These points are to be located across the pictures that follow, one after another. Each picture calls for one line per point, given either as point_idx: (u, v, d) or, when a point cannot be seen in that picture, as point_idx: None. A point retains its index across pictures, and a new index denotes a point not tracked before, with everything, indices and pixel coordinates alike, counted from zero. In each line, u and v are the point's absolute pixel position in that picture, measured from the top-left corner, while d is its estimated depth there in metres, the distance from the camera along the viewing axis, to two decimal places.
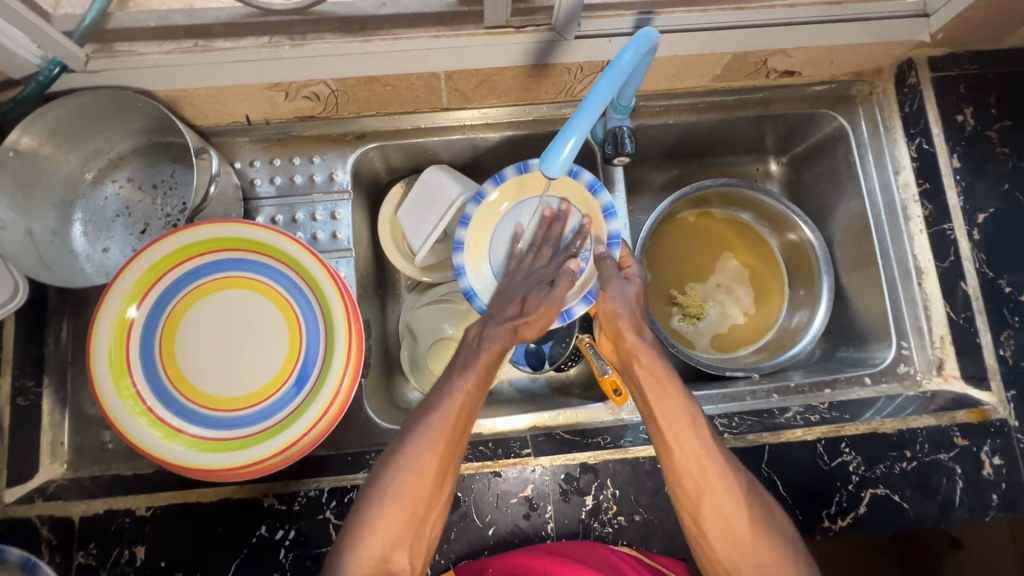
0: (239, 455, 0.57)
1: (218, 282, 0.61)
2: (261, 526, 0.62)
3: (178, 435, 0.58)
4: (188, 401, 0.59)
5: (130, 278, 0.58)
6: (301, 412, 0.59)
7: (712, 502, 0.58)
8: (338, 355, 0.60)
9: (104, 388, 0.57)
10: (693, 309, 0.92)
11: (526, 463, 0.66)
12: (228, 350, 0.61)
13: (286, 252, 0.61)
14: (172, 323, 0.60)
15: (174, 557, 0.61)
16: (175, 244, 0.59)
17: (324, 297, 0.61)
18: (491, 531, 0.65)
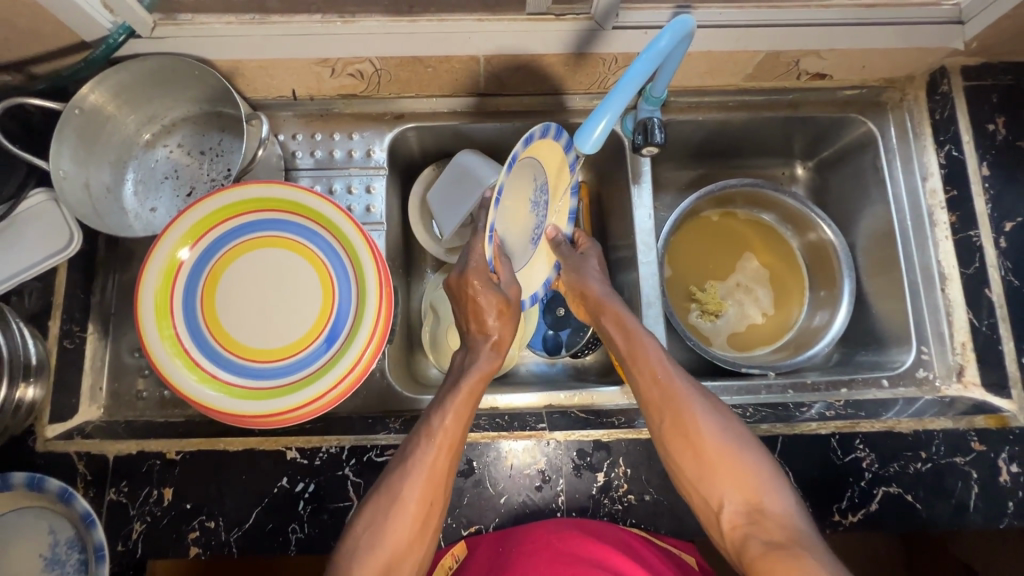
0: (270, 403, 0.60)
1: (259, 240, 0.64)
2: (283, 478, 0.64)
3: (212, 380, 0.60)
4: (223, 349, 0.62)
5: (180, 227, 0.61)
6: (329, 368, 0.61)
7: (682, 413, 0.62)
8: (368, 317, 0.62)
9: (147, 327, 0.60)
10: (712, 306, 0.93)
11: (540, 436, 0.67)
12: (265, 307, 0.64)
13: (325, 215, 0.64)
14: (214, 274, 0.63)
15: (199, 500, 0.63)
16: (224, 200, 0.62)
17: (359, 261, 0.64)
18: (503, 500, 0.66)
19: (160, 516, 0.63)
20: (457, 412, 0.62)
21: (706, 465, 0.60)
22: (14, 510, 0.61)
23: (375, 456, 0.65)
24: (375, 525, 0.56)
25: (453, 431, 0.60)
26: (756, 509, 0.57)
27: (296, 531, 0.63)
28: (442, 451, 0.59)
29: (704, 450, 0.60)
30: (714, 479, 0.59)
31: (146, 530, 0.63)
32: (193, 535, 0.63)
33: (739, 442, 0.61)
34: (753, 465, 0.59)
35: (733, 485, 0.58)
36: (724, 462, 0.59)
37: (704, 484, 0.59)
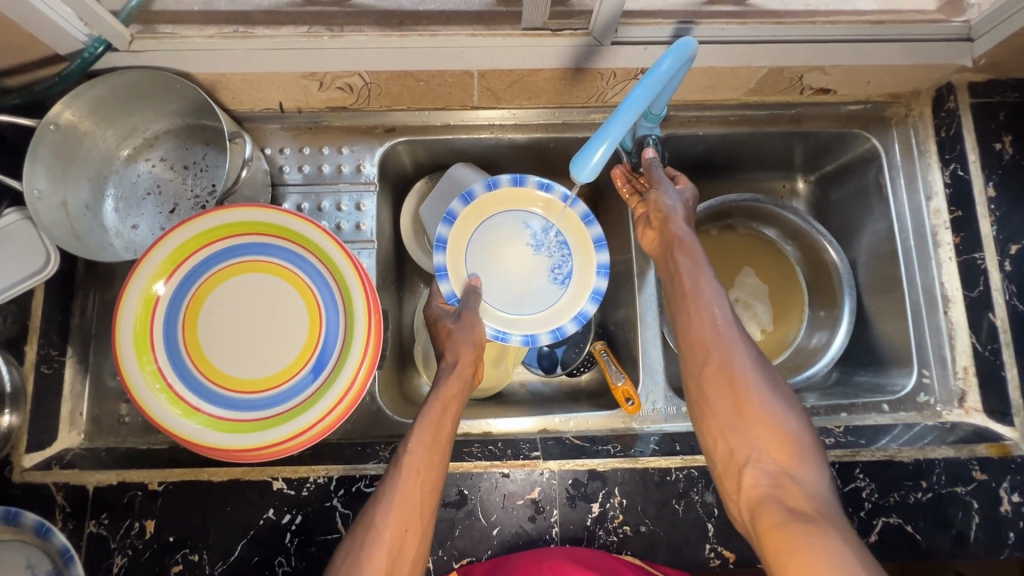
0: (256, 437, 0.57)
1: (243, 265, 0.62)
2: (269, 509, 0.63)
3: (196, 414, 0.58)
4: (208, 380, 0.60)
5: (159, 254, 0.59)
6: (317, 398, 0.59)
7: (727, 360, 0.61)
8: (356, 345, 0.60)
9: (127, 360, 0.57)
10: None
11: (534, 465, 0.66)
12: (250, 334, 0.62)
13: (310, 238, 0.61)
14: (197, 301, 0.61)
15: (182, 533, 0.62)
16: (205, 225, 0.60)
17: (347, 287, 0.61)
18: (496, 531, 0.64)
19: (142, 549, 0.61)
20: (421, 438, 0.60)
21: (741, 418, 0.59)
22: None
23: (364, 487, 0.64)
24: (354, 556, 0.54)
25: (420, 455, 0.59)
26: (785, 474, 0.55)
27: (283, 564, 0.62)
28: (411, 477, 0.57)
29: (743, 404, 0.59)
30: (744, 436, 0.58)
31: (127, 563, 0.61)
32: (176, 569, 0.61)
33: (787, 405, 0.59)
34: (791, 431, 0.57)
35: (762, 448, 0.57)
36: (762, 418, 0.58)
37: (734, 437, 0.58)
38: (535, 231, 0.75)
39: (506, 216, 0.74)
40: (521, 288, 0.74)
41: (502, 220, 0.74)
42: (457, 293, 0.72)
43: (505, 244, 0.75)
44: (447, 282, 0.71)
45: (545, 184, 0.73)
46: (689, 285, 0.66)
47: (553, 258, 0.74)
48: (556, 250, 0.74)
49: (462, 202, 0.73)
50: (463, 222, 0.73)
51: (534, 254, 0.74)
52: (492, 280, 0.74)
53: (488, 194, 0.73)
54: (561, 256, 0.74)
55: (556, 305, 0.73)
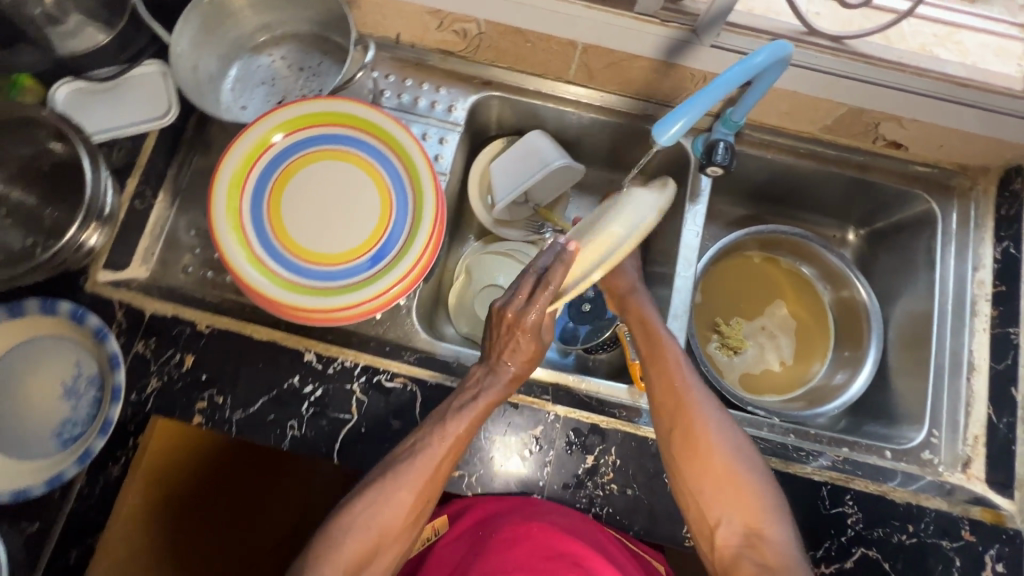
0: (301, 299, 0.64)
1: (341, 153, 0.69)
2: (295, 376, 0.68)
3: (257, 262, 0.64)
4: (275, 237, 0.66)
5: (279, 117, 0.67)
6: (363, 286, 0.65)
7: (696, 420, 0.64)
8: (412, 253, 0.65)
9: (218, 191, 0.64)
10: (732, 341, 0.95)
11: (542, 406, 0.70)
12: (324, 218, 0.67)
13: (407, 151, 0.67)
14: (291, 167, 0.68)
15: (215, 375, 0.67)
16: (310, 107, 0.67)
17: (421, 204, 0.67)
18: (492, 455, 0.68)
19: (176, 379, 0.67)
20: (462, 424, 0.63)
21: (718, 485, 0.62)
22: (54, 335, 0.66)
23: (384, 380, 0.69)
24: (372, 503, 0.60)
25: (454, 440, 0.62)
26: (754, 533, 0.59)
27: (293, 427, 0.66)
28: (437, 456, 0.61)
29: (713, 470, 0.62)
30: (717, 496, 0.61)
31: (160, 387, 0.66)
32: (200, 405, 0.66)
33: (750, 460, 0.63)
34: (759, 490, 0.61)
35: (728, 508, 0.61)
36: (727, 478, 0.62)
37: (705, 500, 0.62)
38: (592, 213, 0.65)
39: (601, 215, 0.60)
40: None
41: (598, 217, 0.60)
42: None
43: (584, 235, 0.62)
44: None
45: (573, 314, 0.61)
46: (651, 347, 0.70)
47: None
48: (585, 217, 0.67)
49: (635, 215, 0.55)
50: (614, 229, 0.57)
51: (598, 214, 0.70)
52: None
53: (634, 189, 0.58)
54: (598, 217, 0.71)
55: None
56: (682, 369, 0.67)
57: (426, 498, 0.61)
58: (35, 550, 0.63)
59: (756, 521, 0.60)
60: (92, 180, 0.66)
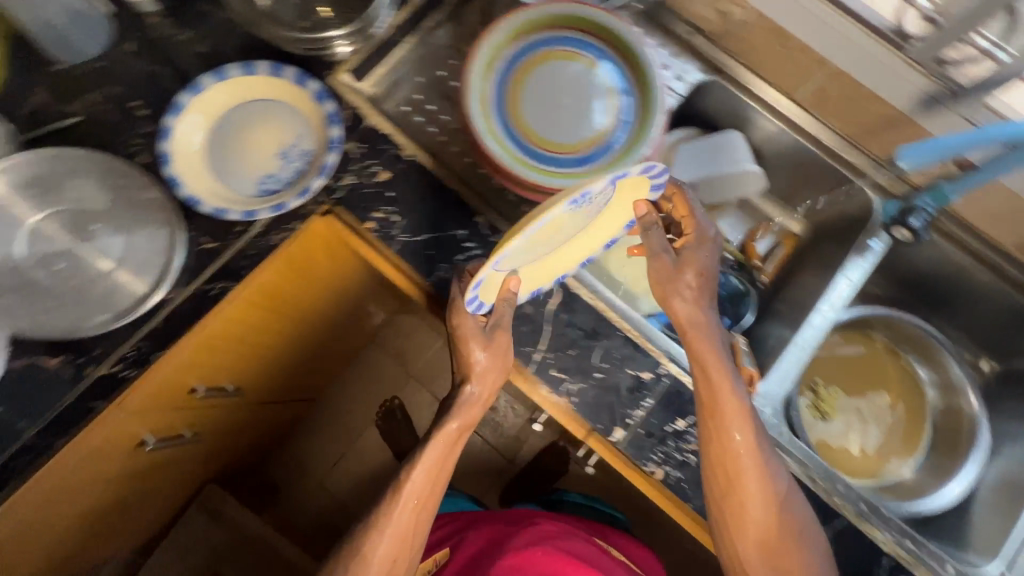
0: (490, 137, 0.68)
1: (603, 74, 0.73)
2: (463, 230, 0.75)
3: (484, 88, 0.70)
4: (508, 83, 0.71)
5: (589, 12, 0.72)
6: (533, 169, 0.68)
7: (753, 497, 0.66)
8: (587, 178, 0.68)
9: (505, 21, 0.71)
10: (823, 406, 0.94)
11: (658, 358, 0.72)
12: (548, 111, 0.71)
13: (650, 117, 0.71)
14: (563, 53, 0.73)
15: (401, 198, 0.75)
16: (615, 24, 0.72)
17: (625, 159, 0.70)
18: (596, 374, 0.72)
19: (368, 186, 0.74)
20: (426, 467, 0.71)
21: (770, 555, 0.68)
22: (287, 104, 0.74)
23: None
24: (358, 556, 0.69)
25: (417, 485, 0.70)
26: None
27: (445, 271, 0.74)
28: (408, 501, 0.70)
29: (764, 539, 0.67)
30: (769, 566, 0.68)
31: (353, 186, 0.74)
32: (377, 215, 0.74)
33: (797, 506, 0.68)
34: (807, 562, 0.66)
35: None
36: (783, 548, 0.67)
37: (750, 564, 0.69)
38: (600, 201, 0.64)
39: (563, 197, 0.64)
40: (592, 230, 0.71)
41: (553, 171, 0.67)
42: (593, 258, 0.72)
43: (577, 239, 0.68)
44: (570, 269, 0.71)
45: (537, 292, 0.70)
46: (711, 402, 0.67)
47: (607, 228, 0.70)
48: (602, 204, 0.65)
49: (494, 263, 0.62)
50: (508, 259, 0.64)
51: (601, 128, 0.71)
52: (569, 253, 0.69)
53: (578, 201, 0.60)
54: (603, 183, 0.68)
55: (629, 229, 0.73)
56: (741, 431, 0.67)
57: (409, 539, 0.71)
58: (200, 264, 0.70)
59: None
60: (375, 2, 0.77)
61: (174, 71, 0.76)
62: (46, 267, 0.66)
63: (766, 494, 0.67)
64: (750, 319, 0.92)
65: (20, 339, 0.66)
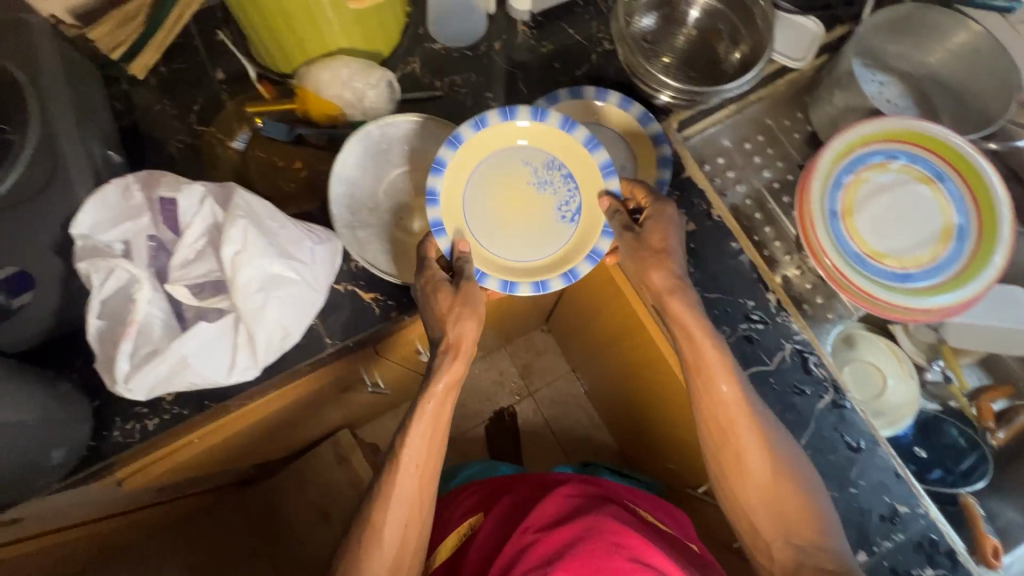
0: (816, 199, 0.73)
1: (949, 218, 0.73)
2: (751, 301, 0.75)
3: (838, 160, 0.74)
4: (862, 170, 0.75)
5: (979, 161, 0.72)
6: (834, 244, 0.73)
7: (757, 460, 0.66)
8: (871, 284, 0.71)
9: (898, 122, 0.74)
10: None
11: (921, 497, 0.69)
12: (879, 218, 0.74)
13: (969, 280, 0.70)
14: (927, 177, 0.74)
15: (699, 251, 0.77)
16: (994, 184, 0.71)
17: (916, 295, 0.71)
18: (851, 490, 0.69)
19: None
20: (403, 472, 0.69)
21: (774, 513, 0.66)
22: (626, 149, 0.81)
23: (812, 361, 0.73)
24: (359, 557, 0.67)
25: (417, 453, 0.69)
26: (791, 526, 0.65)
27: (723, 333, 0.74)
28: (386, 501, 0.68)
29: (759, 486, 0.66)
30: (773, 525, 0.66)
31: None
32: None
33: (807, 477, 0.66)
34: (801, 491, 0.65)
35: (775, 525, 0.66)
36: (781, 492, 0.65)
37: (763, 526, 0.67)
38: (538, 168, 0.72)
39: (500, 155, 0.72)
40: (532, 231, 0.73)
41: (489, 167, 0.72)
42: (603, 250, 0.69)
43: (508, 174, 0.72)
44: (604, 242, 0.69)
45: (510, 286, 0.69)
46: (705, 380, 0.67)
47: (561, 196, 0.72)
48: (558, 175, 0.72)
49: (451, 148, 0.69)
50: (473, 150, 0.70)
51: (538, 192, 0.72)
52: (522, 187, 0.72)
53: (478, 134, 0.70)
54: (567, 190, 0.72)
55: (568, 243, 0.72)
56: (737, 407, 0.66)
57: (415, 519, 0.69)
58: None
59: (804, 521, 0.65)
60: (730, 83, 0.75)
61: (528, 78, 0.85)
62: (394, 216, 0.75)
63: (766, 455, 0.66)
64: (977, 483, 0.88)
65: (355, 265, 0.73)
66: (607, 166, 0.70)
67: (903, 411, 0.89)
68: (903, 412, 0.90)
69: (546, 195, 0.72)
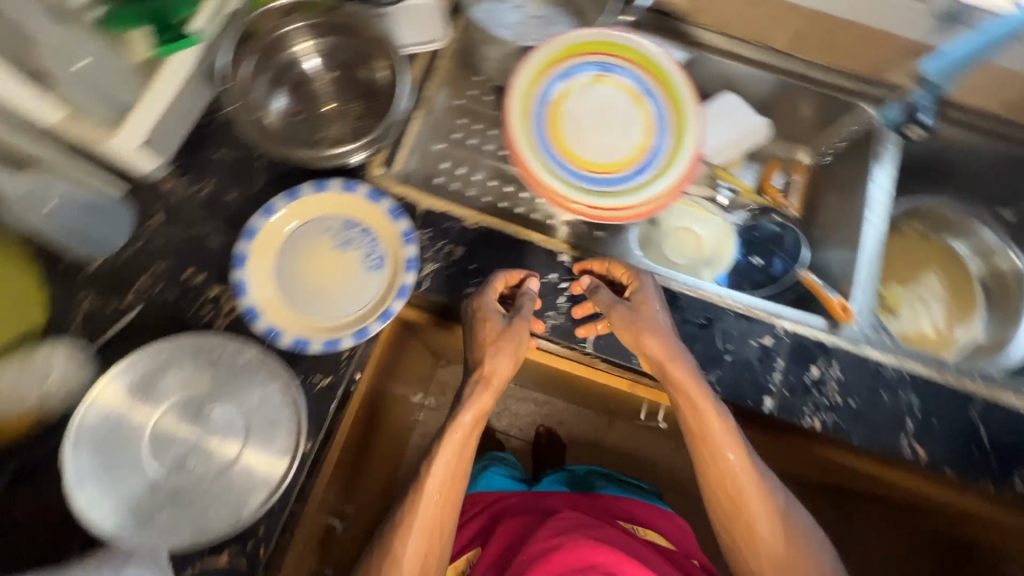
0: (525, 145, 0.73)
1: (642, 101, 0.77)
2: (552, 274, 0.76)
3: (525, 102, 0.75)
4: (550, 100, 0.76)
5: (637, 44, 0.77)
6: (560, 178, 0.73)
7: (746, 478, 0.67)
8: (607, 198, 0.73)
9: (558, 44, 0.77)
10: (889, 301, 1.00)
11: (771, 321, 0.77)
12: (588, 134, 0.76)
13: (682, 147, 0.74)
14: (607, 78, 0.78)
15: (482, 266, 0.75)
16: (657, 57, 0.77)
17: (649, 183, 0.73)
18: (727, 358, 0.75)
19: (447, 266, 0.75)
20: (421, 532, 0.66)
21: (761, 523, 0.66)
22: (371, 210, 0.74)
23: (629, 284, 0.77)
24: None
25: (433, 516, 0.67)
26: (774, 553, 0.66)
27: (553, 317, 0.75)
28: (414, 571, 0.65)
29: (747, 505, 0.67)
30: (769, 552, 0.66)
31: (435, 271, 0.74)
32: (469, 291, 0.74)
33: (790, 501, 0.69)
34: (776, 508, 0.67)
35: (761, 543, 0.66)
36: (768, 516, 0.66)
37: (751, 550, 0.67)
38: (335, 231, 0.74)
39: (296, 236, 0.73)
40: (343, 295, 0.71)
41: (293, 245, 0.73)
42: (409, 283, 0.71)
43: (311, 248, 0.73)
44: (397, 299, 0.70)
45: (333, 343, 0.68)
46: (702, 416, 0.67)
47: (362, 249, 0.73)
48: (355, 233, 0.74)
49: (248, 241, 0.71)
50: (261, 248, 0.72)
51: (341, 253, 0.73)
52: (327, 256, 0.73)
53: (268, 224, 0.72)
54: (369, 242, 0.74)
55: (379, 291, 0.72)
56: (729, 433, 0.66)
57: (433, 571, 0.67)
58: (322, 407, 0.68)
59: (794, 546, 0.66)
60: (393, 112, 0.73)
61: (209, 227, 0.74)
62: (183, 471, 0.63)
63: (744, 466, 0.67)
64: (807, 254, 0.98)
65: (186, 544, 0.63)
66: (396, 209, 0.74)
67: (725, 249, 0.98)
68: (727, 250, 0.99)
69: (350, 254, 0.73)
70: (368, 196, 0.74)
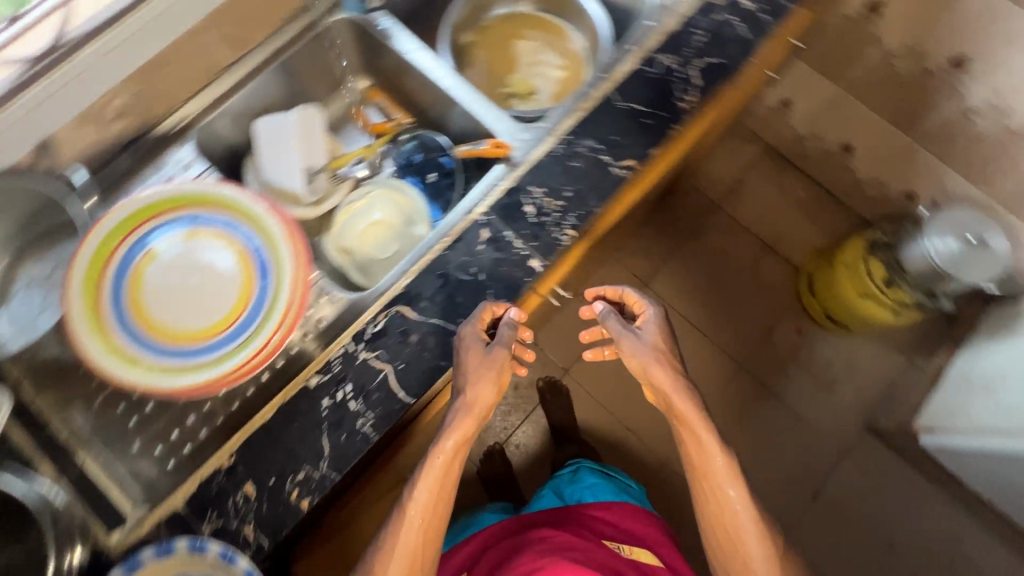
0: (140, 372, 0.64)
1: (213, 235, 0.71)
2: (324, 399, 0.71)
3: (104, 332, 0.65)
4: (127, 309, 0.67)
5: (159, 192, 0.70)
6: (198, 367, 0.66)
7: (678, 391, 0.76)
8: (251, 346, 0.68)
9: (82, 253, 0.67)
10: (522, 89, 1.06)
11: (471, 219, 0.78)
12: (192, 311, 0.69)
13: (280, 245, 0.71)
14: (162, 241, 0.70)
15: (279, 469, 0.69)
16: (187, 190, 0.71)
17: (276, 299, 0.69)
18: (484, 276, 0.76)
19: (258, 506, 0.67)
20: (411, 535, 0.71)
21: (695, 434, 0.75)
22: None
23: (373, 328, 0.74)
24: None
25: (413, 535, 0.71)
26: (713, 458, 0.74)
27: (367, 420, 0.70)
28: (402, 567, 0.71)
29: (685, 414, 0.75)
30: (709, 453, 0.75)
31: (256, 522, 0.67)
32: (294, 492, 0.68)
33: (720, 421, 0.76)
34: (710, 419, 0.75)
35: (699, 451, 0.75)
36: (697, 422, 0.75)
37: (697, 453, 0.75)
38: None
39: None
40: None
41: None
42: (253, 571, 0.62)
43: None
44: None
45: None
46: (644, 349, 0.76)
47: None
48: None
49: None
50: None
51: None
52: None
53: None
54: None
55: None
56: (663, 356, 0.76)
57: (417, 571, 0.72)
58: None
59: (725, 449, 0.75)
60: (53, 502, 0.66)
61: None
62: None
63: (678, 388, 0.75)
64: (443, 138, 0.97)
65: None
66: (162, 545, 0.62)
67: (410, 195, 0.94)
68: (411, 195, 0.94)
69: None
70: (126, 570, 0.61)
